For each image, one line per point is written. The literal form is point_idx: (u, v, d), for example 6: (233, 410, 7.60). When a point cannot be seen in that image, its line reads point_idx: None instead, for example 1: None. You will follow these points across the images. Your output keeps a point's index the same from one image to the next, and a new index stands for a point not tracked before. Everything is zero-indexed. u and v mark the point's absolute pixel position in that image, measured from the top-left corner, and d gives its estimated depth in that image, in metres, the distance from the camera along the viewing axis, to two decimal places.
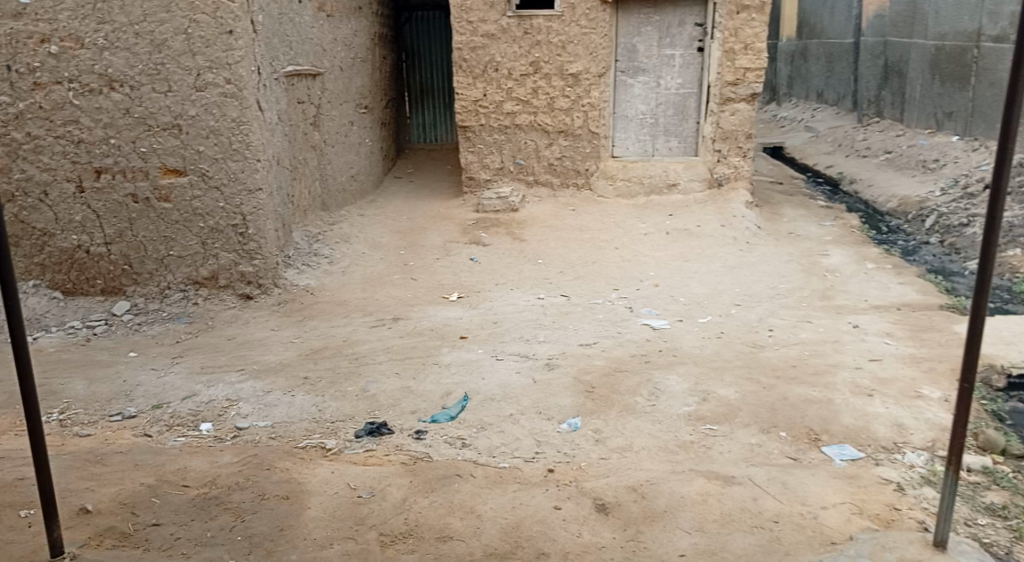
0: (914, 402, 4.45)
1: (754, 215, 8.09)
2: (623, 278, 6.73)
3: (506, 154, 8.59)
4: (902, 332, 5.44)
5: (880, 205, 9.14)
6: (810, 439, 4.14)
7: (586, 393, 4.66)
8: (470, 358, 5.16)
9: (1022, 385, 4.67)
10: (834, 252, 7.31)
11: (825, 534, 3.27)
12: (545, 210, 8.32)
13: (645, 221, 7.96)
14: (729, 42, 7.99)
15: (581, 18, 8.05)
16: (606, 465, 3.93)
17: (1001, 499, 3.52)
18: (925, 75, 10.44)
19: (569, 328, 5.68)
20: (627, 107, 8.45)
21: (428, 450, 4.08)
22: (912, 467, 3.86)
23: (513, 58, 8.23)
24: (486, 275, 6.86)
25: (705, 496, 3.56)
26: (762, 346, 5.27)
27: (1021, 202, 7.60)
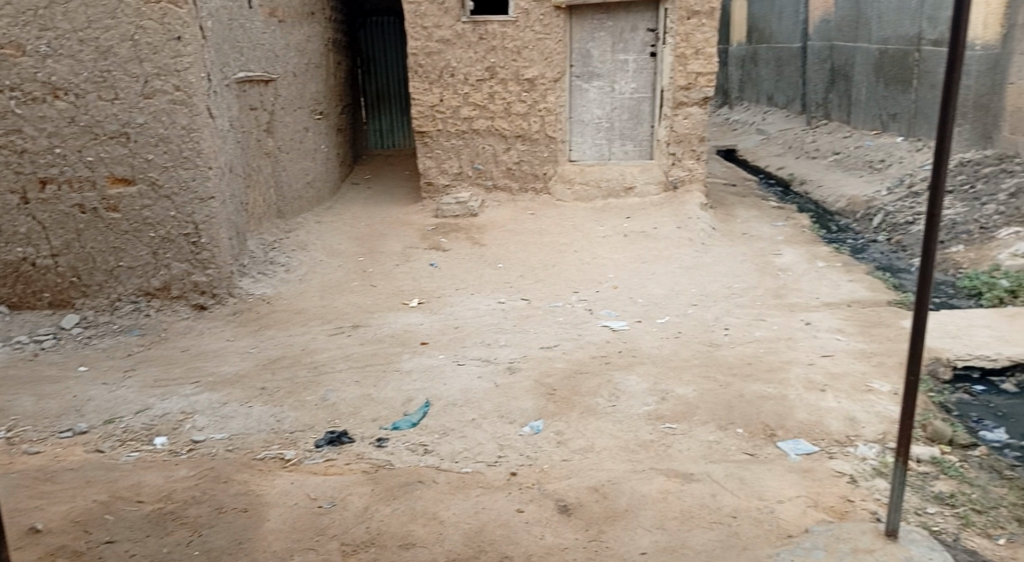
0: (866, 395, 4.55)
1: (709, 216, 8.21)
2: (582, 280, 6.78)
3: (464, 159, 8.60)
4: (853, 328, 5.57)
5: (830, 205, 9.35)
6: (766, 435, 4.22)
7: (548, 395, 4.68)
8: (431, 364, 5.15)
9: (967, 376, 4.82)
10: (786, 252, 7.45)
11: (781, 528, 3.33)
12: (503, 214, 8.35)
13: (603, 224, 8.02)
14: (681, 47, 8.09)
15: (536, 24, 8.06)
16: (568, 466, 3.95)
17: (949, 488, 3.62)
18: (871, 77, 10.70)
19: (530, 331, 5.70)
20: (583, 111, 8.52)
21: (390, 458, 4.05)
22: (864, 459, 3.96)
23: (469, 63, 8.23)
24: (445, 281, 6.85)
25: (665, 494, 3.59)
26: (719, 345, 5.34)
27: (963, 199, 7.83)
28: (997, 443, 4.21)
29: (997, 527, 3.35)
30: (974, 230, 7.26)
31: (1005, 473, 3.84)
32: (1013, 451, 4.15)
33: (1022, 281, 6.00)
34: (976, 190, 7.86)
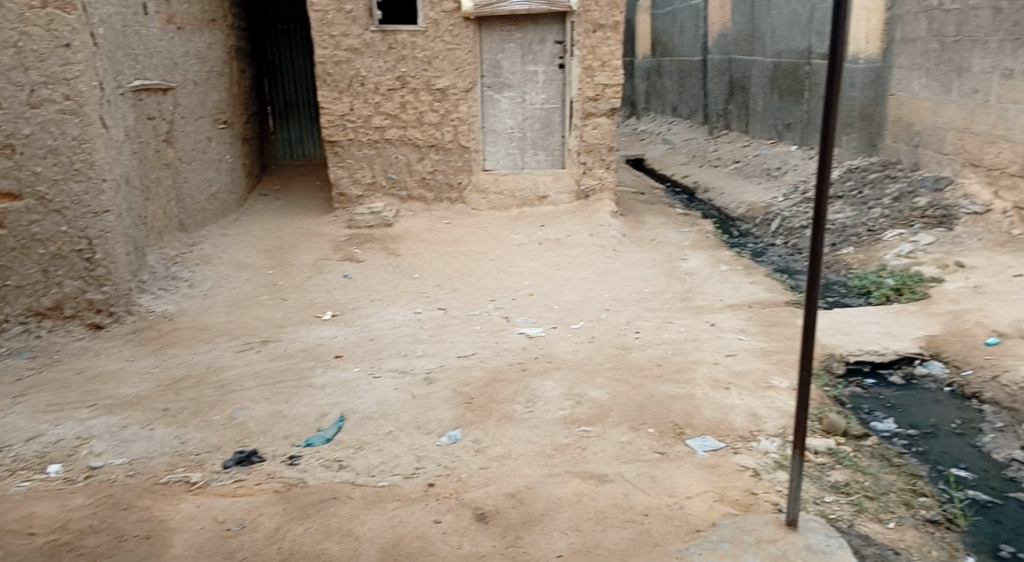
0: (767, 391, 4.73)
1: (619, 223, 8.38)
2: (498, 288, 6.81)
3: (377, 169, 8.52)
4: (754, 328, 5.77)
5: (732, 210, 9.68)
6: (676, 433, 4.32)
7: (465, 404, 4.67)
8: (346, 378, 5.06)
9: (858, 370, 5.06)
10: (693, 256, 7.66)
11: (691, 522, 3.41)
12: (418, 224, 8.33)
13: (518, 232, 8.07)
14: (588, 59, 8.21)
15: (445, 34, 8.08)
16: (485, 474, 3.95)
17: (845, 477, 3.79)
18: (766, 88, 11.15)
19: (448, 341, 5.68)
20: (495, 122, 8.49)
21: (303, 475, 3.97)
22: (767, 453, 4.10)
23: (379, 72, 8.18)
24: (358, 292, 6.77)
25: (580, 496, 3.64)
26: (631, 348, 5.45)
27: (853, 203, 8.24)
28: (887, 433, 4.44)
29: (888, 512, 3.55)
30: (862, 233, 7.65)
31: (894, 460, 4.06)
32: (901, 439, 4.39)
33: (906, 280, 6.35)
34: (864, 194, 8.28)
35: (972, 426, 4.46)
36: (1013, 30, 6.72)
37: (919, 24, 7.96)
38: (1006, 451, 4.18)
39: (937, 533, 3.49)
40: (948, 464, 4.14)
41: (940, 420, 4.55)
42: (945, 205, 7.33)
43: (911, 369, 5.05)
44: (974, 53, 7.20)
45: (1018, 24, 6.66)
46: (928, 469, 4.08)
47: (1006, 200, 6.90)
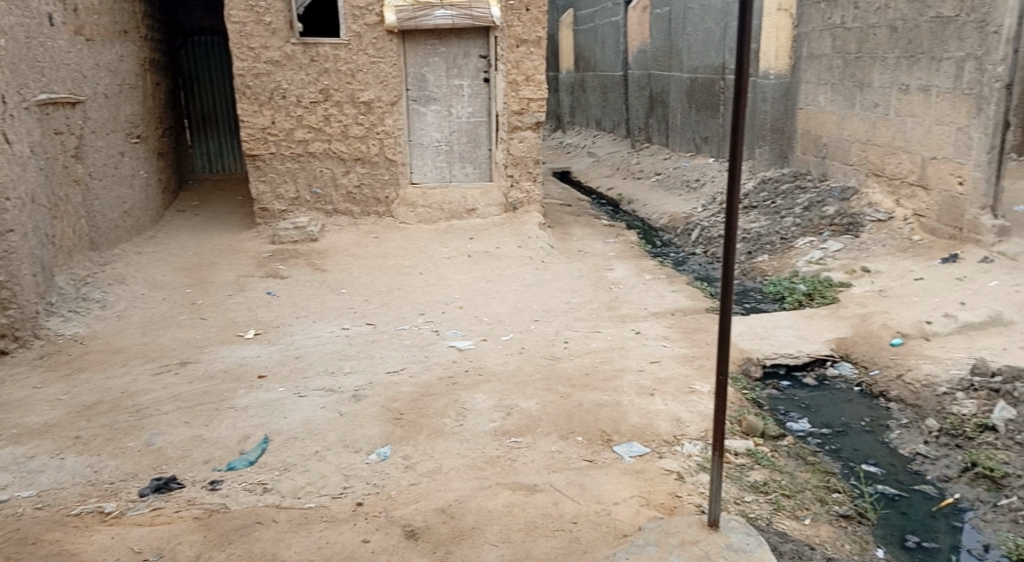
0: (689, 396, 4.84)
1: (547, 235, 8.46)
2: (428, 302, 6.78)
3: (301, 183, 8.41)
4: (677, 334, 5.92)
5: (654, 221, 9.91)
6: (603, 440, 4.38)
7: (394, 420, 4.63)
8: (270, 398, 4.96)
9: (774, 373, 5.24)
10: (618, 267, 7.79)
11: (618, 528, 3.47)
12: (345, 238, 8.23)
13: (447, 246, 8.06)
14: (512, 74, 8.26)
15: (368, 47, 8.03)
16: (414, 491, 3.92)
17: (763, 477, 3.91)
18: (684, 102, 11.47)
19: (376, 356, 5.64)
20: (422, 135, 8.46)
21: (225, 500, 3.86)
22: (690, 456, 4.20)
23: (301, 85, 8.08)
24: (283, 309, 6.65)
25: (510, 507, 3.64)
26: (559, 358, 5.51)
27: (767, 213, 8.53)
28: (801, 433, 4.60)
29: (803, 509, 3.69)
30: (776, 241, 7.93)
31: (809, 459, 4.22)
32: (815, 438, 4.55)
33: (817, 285, 6.60)
34: (777, 204, 8.59)
35: (879, 423, 4.67)
36: (908, 47, 7.09)
37: (824, 41, 8.32)
38: (911, 446, 4.38)
39: (849, 527, 3.65)
40: (858, 460, 4.32)
41: (851, 419, 4.74)
42: (851, 213, 7.66)
43: (823, 370, 5.25)
44: (874, 69, 7.57)
45: (912, 42, 7.03)
46: (840, 466, 4.25)
47: (906, 207, 7.25)
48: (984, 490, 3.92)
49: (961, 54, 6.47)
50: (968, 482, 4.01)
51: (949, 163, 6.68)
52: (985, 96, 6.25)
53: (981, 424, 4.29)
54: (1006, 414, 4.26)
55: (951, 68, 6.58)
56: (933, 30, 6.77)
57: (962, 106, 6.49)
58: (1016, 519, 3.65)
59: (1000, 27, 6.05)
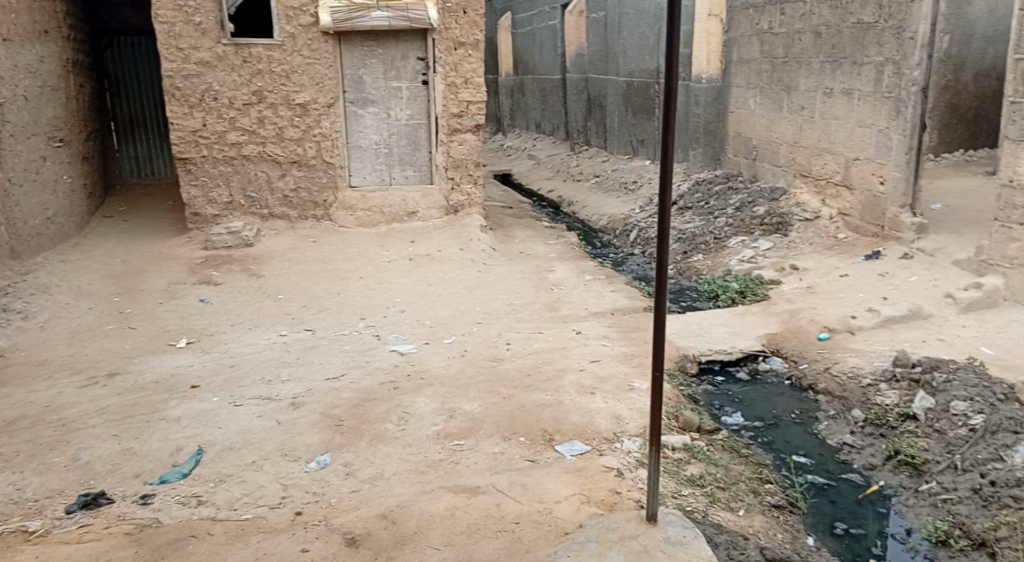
0: (628, 394, 4.92)
1: (488, 237, 8.48)
2: (368, 306, 6.74)
3: (235, 187, 8.26)
4: (616, 333, 6.00)
5: (594, 223, 10.04)
6: (545, 440, 4.42)
7: (334, 427, 4.59)
8: (203, 408, 4.86)
9: (709, 369, 5.38)
10: (559, 268, 7.85)
11: (559, 526, 3.50)
12: (281, 243, 8.11)
13: (387, 249, 8.02)
14: (450, 76, 8.25)
15: (303, 49, 7.94)
16: (355, 498, 3.89)
17: (699, 470, 4.01)
18: (620, 105, 11.64)
19: (315, 363, 5.57)
20: (360, 137, 8.38)
21: (158, 514, 3.77)
22: (629, 452, 4.27)
23: (233, 87, 7.94)
24: (217, 316, 6.51)
25: (452, 510, 3.65)
26: (501, 359, 5.54)
27: (702, 213, 8.72)
28: (735, 426, 4.73)
29: (737, 500, 3.79)
30: (710, 240, 8.11)
31: (742, 451, 4.34)
32: (748, 431, 4.68)
33: (749, 283, 6.78)
34: (711, 205, 8.79)
35: (809, 415, 4.83)
36: (832, 52, 7.34)
37: (752, 46, 8.56)
38: (838, 436, 4.54)
39: (781, 517, 3.78)
40: (789, 451, 4.46)
41: (782, 412, 4.89)
42: (780, 213, 7.89)
43: (756, 365, 5.40)
44: (800, 73, 7.81)
45: (835, 47, 7.28)
46: (772, 458, 4.39)
47: (832, 207, 7.51)
48: (907, 476, 4.10)
49: (880, 59, 6.74)
50: (891, 469, 4.18)
51: (871, 164, 6.93)
52: (903, 99, 6.50)
53: (903, 413, 4.49)
54: (926, 403, 4.46)
55: (872, 72, 6.84)
56: (854, 35, 7.02)
57: (882, 109, 6.75)
58: (935, 503, 3.82)
59: (915, 33, 6.30)
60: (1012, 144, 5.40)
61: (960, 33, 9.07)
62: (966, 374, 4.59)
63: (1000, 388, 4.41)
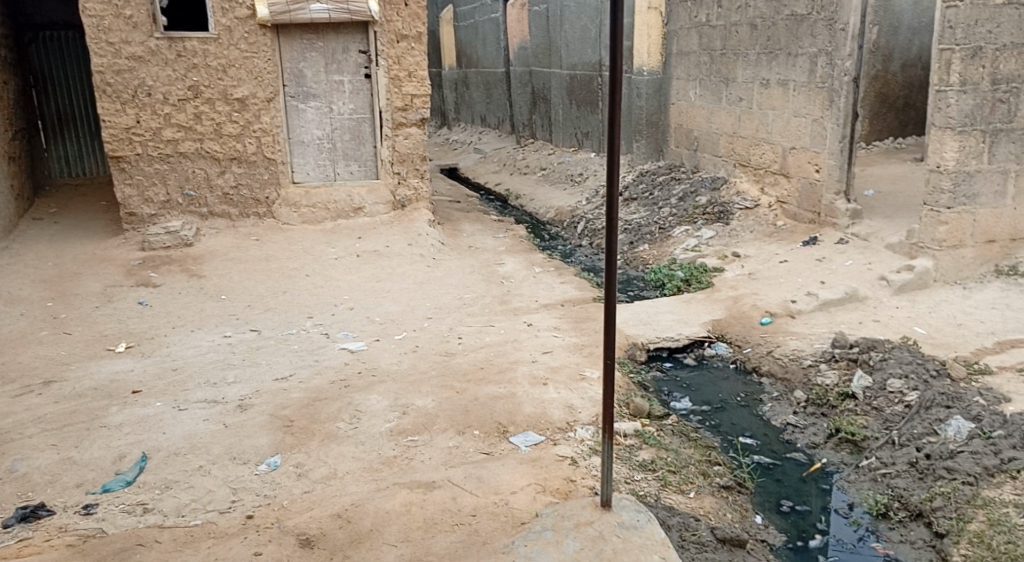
0: (580, 383, 4.99)
1: (437, 232, 8.47)
2: (316, 304, 6.68)
3: (172, 185, 8.08)
4: (566, 324, 6.08)
5: (541, 216, 10.10)
6: (499, 432, 4.46)
7: (285, 428, 4.55)
8: (146, 414, 4.76)
9: (657, 356, 5.49)
10: (508, 261, 7.89)
11: (515, 517, 3.54)
12: (223, 242, 7.97)
13: (334, 246, 7.95)
14: (394, 70, 8.19)
15: (240, 42, 7.79)
16: (308, 499, 3.87)
17: (651, 455, 4.09)
18: (564, 98, 11.73)
19: (263, 363, 5.50)
20: (302, 132, 8.27)
21: (102, 524, 3.69)
22: (582, 441, 4.34)
23: (167, 82, 7.76)
24: (157, 319, 6.37)
25: (408, 506, 3.66)
26: (454, 354, 5.55)
27: (646, 204, 8.86)
28: (684, 411, 4.84)
29: (688, 483, 3.89)
30: (655, 230, 8.25)
31: (691, 435, 4.44)
32: (696, 416, 4.80)
33: (693, 271, 6.92)
34: (655, 195, 8.94)
35: (754, 397, 4.96)
36: (767, 44, 7.52)
37: (691, 38, 8.72)
38: (782, 417, 4.68)
39: (730, 497, 3.89)
40: (736, 434, 4.58)
41: (728, 395, 5.02)
42: (721, 202, 8.08)
43: (702, 351, 5.53)
44: (738, 65, 7.98)
45: (771, 39, 7.46)
46: (720, 440, 4.51)
47: (771, 195, 7.72)
48: (847, 453, 4.26)
49: (813, 49, 6.93)
50: (833, 447, 4.33)
51: (806, 152, 7.13)
52: (836, 89, 6.71)
53: (843, 392, 4.65)
54: (863, 382, 4.63)
55: (806, 63, 7.03)
56: (789, 27, 7.21)
57: (816, 98, 6.95)
58: (875, 478, 3.97)
59: (846, 25, 6.50)
60: (939, 131, 5.62)
61: (888, 25, 9.39)
62: (901, 352, 4.78)
63: (933, 364, 4.61)
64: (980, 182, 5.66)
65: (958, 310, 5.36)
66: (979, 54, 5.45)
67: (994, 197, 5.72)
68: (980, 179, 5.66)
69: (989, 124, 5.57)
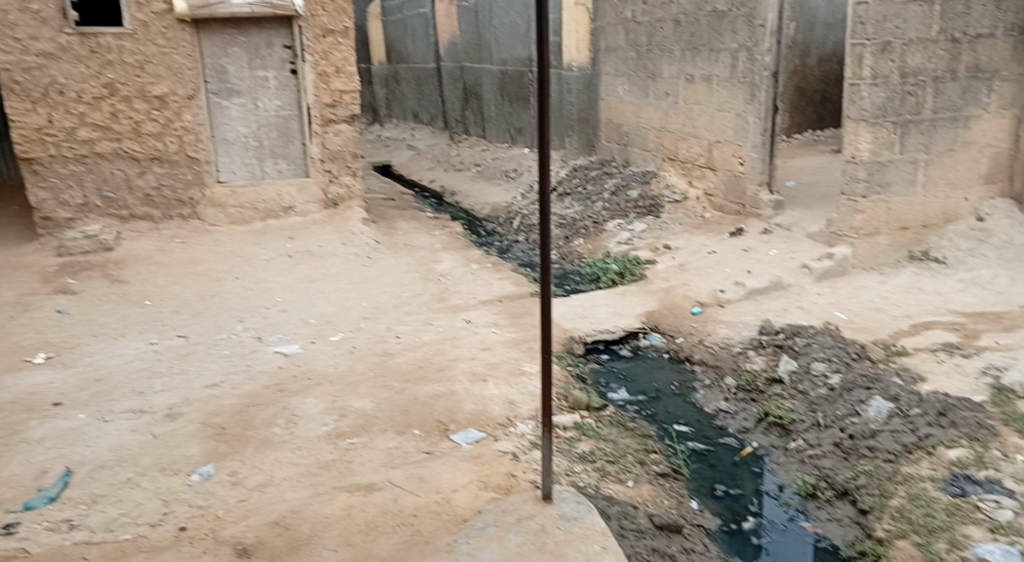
0: (519, 378, 5.04)
1: (371, 230, 8.40)
2: (247, 307, 6.57)
3: (89, 188, 7.79)
4: (505, 320, 6.12)
5: (477, 211, 10.12)
6: (440, 431, 4.46)
7: (216, 436, 4.47)
8: (69, 427, 4.60)
9: (594, 348, 5.58)
10: (445, 258, 7.88)
11: (457, 514, 3.56)
12: (146, 246, 7.74)
13: (264, 247, 7.81)
14: (321, 65, 8.08)
15: (157, 37, 7.58)
16: (244, 507, 3.80)
17: (590, 446, 4.16)
18: (497, 94, 11.77)
19: (192, 370, 5.37)
20: (226, 130, 8.08)
21: (24, 543, 3.56)
22: (522, 436, 4.37)
23: (81, 80, 7.49)
24: (78, 327, 6.17)
25: (348, 510, 3.64)
26: (392, 353, 5.54)
27: (579, 198, 8.96)
28: (620, 401, 4.94)
29: (626, 472, 3.98)
30: (589, 224, 8.36)
31: (628, 425, 4.54)
32: (632, 405, 4.90)
33: (627, 263, 7.03)
34: (588, 189, 9.05)
35: (687, 385, 5.09)
36: (691, 39, 7.69)
37: (618, 34, 8.85)
38: (714, 403, 4.82)
39: (666, 484, 4.00)
40: (670, 422, 4.70)
41: (662, 384, 5.14)
42: (652, 195, 8.24)
43: (638, 342, 5.64)
44: (663, 60, 8.13)
45: (693, 34, 7.63)
46: (655, 429, 4.62)
47: (699, 187, 7.91)
48: (776, 436, 4.41)
49: (734, 45, 7.12)
50: (763, 431, 4.48)
51: (731, 145, 7.33)
52: (756, 84, 6.91)
53: (770, 378, 4.82)
54: (790, 366, 4.81)
55: (727, 58, 7.22)
56: (710, 22, 7.39)
57: (738, 92, 7.14)
58: (803, 459, 4.13)
59: (765, 21, 6.71)
60: (853, 123, 5.85)
61: (804, 21, 9.70)
62: (824, 337, 4.96)
63: (854, 347, 4.81)
64: (892, 171, 5.92)
65: (877, 294, 5.59)
66: (889, 48, 5.69)
67: (906, 185, 5.97)
68: (892, 168, 5.92)
69: (899, 116, 5.82)
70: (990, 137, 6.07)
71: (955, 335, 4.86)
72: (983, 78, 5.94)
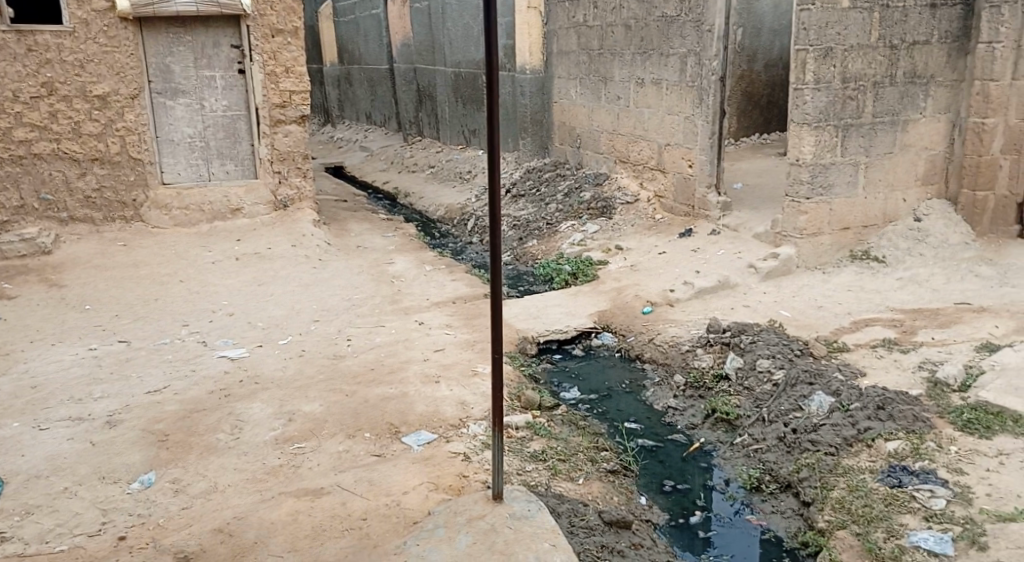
0: (472, 379, 5.03)
1: (322, 232, 8.31)
2: (192, 311, 6.43)
3: (26, 189, 7.56)
4: (458, 321, 6.10)
5: (430, 214, 10.09)
6: (391, 433, 4.42)
7: (158, 443, 4.36)
8: (3, 436, 4.45)
9: (547, 348, 5.59)
10: (398, 260, 7.83)
11: (408, 516, 3.54)
12: (86, 249, 7.53)
13: (211, 250, 7.66)
14: (269, 65, 8.00)
15: (98, 36, 7.40)
16: (186, 515, 3.71)
17: (541, 445, 4.17)
18: (450, 97, 11.76)
19: (134, 376, 5.24)
20: (171, 130, 7.92)
21: None
22: (475, 436, 4.36)
23: (17, 78, 7.26)
24: (13, 333, 5.97)
25: (295, 515, 3.58)
26: (343, 356, 5.48)
27: (533, 201, 9.00)
28: (572, 400, 4.96)
29: (577, 470, 3.99)
30: (542, 226, 8.40)
31: (579, 424, 4.56)
32: (584, 404, 4.93)
33: (579, 264, 7.07)
34: (541, 192, 9.08)
35: (638, 383, 5.14)
36: (641, 44, 7.77)
37: (570, 38, 8.91)
38: (664, 401, 4.88)
39: (616, 480, 4.03)
40: (621, 419, 4.74)
41: (613, 383, 5.18)
42: (604, 197, 8.31)
43: (590, 342, 5.67)
44: (614, 65, 8.22)
45: (644, 39, 7.72)
46: (607, 426, 4.65)
47: (649, 190, 8.00)
48: (723, 432, 4.48)
49: (683, 50, 7.23)
50: (710, 427, 4.55)
51: (680, 149, 7.43)
52: (704, 88, 7.01)
53: (717, 374, 4.89)
54: (736, 363, 4.89)
55: (676, 63, 7.33)
56: (660, 28, 7.49)
57: (687, 97, 7.25)
58: (748, 454, 4.21)
59: (712, 26, 6.83)
60: (797, 127, 5.99)
61: (751, 27, 9.90)
62: (768, 334, 5.06)
63: (797, 344, 4.91)
64: (835, 174, 6.07)
65: (820, 293, 5.72)
66: (831, 54, 5.83)
67: (848, 187, 6.13)
68: (834, 171, 6.07)
69: (841, 120, 5.98)
70: (927, 140, 6.26)
71: (894, 331, 5.00)
72: (920, 83, 6.12)
